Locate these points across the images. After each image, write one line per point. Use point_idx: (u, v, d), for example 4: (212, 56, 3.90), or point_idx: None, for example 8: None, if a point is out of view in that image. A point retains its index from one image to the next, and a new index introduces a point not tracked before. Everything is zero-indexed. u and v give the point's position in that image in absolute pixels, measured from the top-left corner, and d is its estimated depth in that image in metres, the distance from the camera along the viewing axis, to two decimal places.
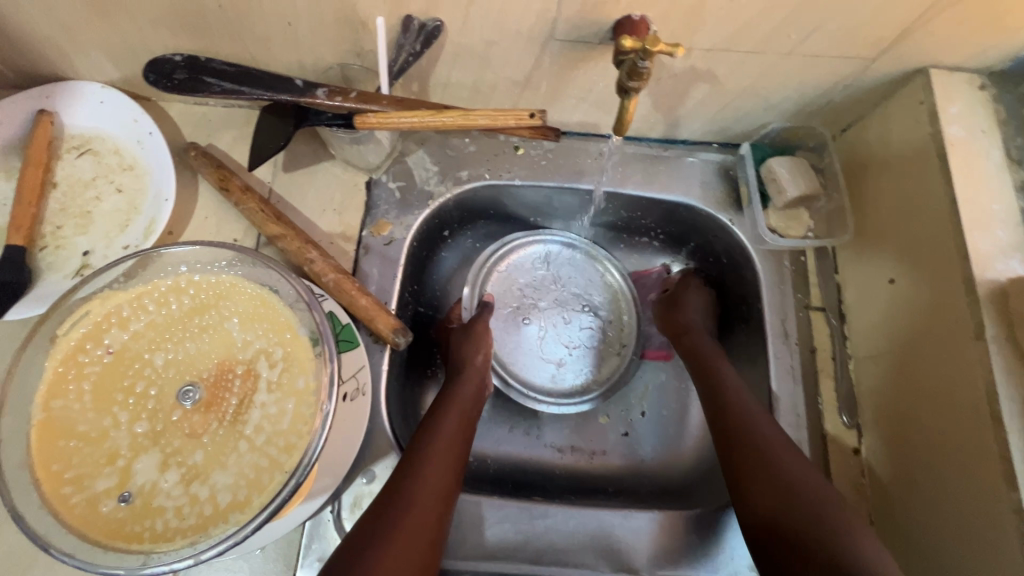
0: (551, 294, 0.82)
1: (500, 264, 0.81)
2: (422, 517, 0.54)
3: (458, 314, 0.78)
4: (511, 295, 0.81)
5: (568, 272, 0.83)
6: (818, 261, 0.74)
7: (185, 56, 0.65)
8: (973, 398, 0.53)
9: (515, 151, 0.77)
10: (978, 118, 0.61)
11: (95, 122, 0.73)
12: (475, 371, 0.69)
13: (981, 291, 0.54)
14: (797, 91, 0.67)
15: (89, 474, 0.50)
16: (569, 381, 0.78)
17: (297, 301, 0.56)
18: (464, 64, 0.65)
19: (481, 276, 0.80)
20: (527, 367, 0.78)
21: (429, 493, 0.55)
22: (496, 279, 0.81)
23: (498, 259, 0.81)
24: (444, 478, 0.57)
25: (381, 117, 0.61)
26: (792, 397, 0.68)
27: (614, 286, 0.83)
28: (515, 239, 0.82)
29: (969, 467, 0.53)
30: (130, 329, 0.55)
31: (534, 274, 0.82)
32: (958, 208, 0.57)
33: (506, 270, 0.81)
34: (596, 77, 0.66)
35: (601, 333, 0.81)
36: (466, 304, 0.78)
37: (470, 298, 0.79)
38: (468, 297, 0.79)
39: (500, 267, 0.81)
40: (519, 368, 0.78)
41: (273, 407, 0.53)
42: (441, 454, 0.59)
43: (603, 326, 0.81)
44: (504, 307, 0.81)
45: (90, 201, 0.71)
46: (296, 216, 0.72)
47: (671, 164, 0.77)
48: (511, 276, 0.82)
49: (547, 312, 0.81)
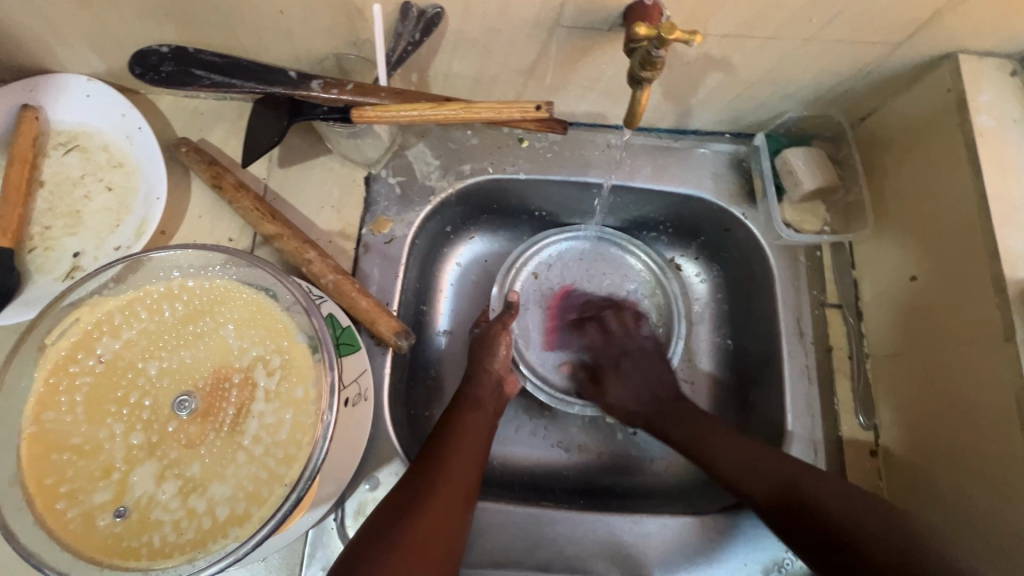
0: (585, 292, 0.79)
1: (529, 262, 0.79)
2: (442, 525, 0.53)
3: (486, 315, 0.75)
4: (544, 294, 0.79)
5: (602, 268, 0.80)
6: (835, 256, 0.71)
7: (172, 47, 0.62)
8: (1001, 403, 0.51)
9: (519, 143, 0.74)
10: (1008, 107, 0.58)
11: (82, 117, 0.70)
12: (497, 374, 0.68)
13: (1011, 291, 0.52)
14: (815, 79, 0.63)
15: (83, 488, 0.48)
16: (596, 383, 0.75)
17: (293, 306, 0.53)
18: (466, 53, 0.62)
19: (510, 277, 0.77)
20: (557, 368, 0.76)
21: (451, 498, 0.55)
22: (528, 279, 0.79)
23: (528, 258, 0.78)
24: (465, 484, 0.57)
25: (380, 110, 0.58)
26: (807, 397, 0.66)
27: (649, 282, 0.79)
28: (546, 236, 0.79)
29: (995, 475, 0.51)
30: (122, 337, 0.53)
31: (565, 271, 0.80)
32: (988, 203, 0.55)
33: (541, 265, 0.79)
34: (605, 65, 0.63)
35: None
36: (494, 304, 0.76)
37: (499, 298, 0.76)
38: (496, 297, 0.76)
39: (535, 261, 0.79)
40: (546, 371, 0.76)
41: (270, 416, 0.50)
42: (461, 459, 0.58)
43: None
44: (536, 307, 0.78)
45: (80, 200, 0.69)
46: (293, 214, 0.70)
47: (681, 156, 0.74)
48: (544, 274, 0.79)
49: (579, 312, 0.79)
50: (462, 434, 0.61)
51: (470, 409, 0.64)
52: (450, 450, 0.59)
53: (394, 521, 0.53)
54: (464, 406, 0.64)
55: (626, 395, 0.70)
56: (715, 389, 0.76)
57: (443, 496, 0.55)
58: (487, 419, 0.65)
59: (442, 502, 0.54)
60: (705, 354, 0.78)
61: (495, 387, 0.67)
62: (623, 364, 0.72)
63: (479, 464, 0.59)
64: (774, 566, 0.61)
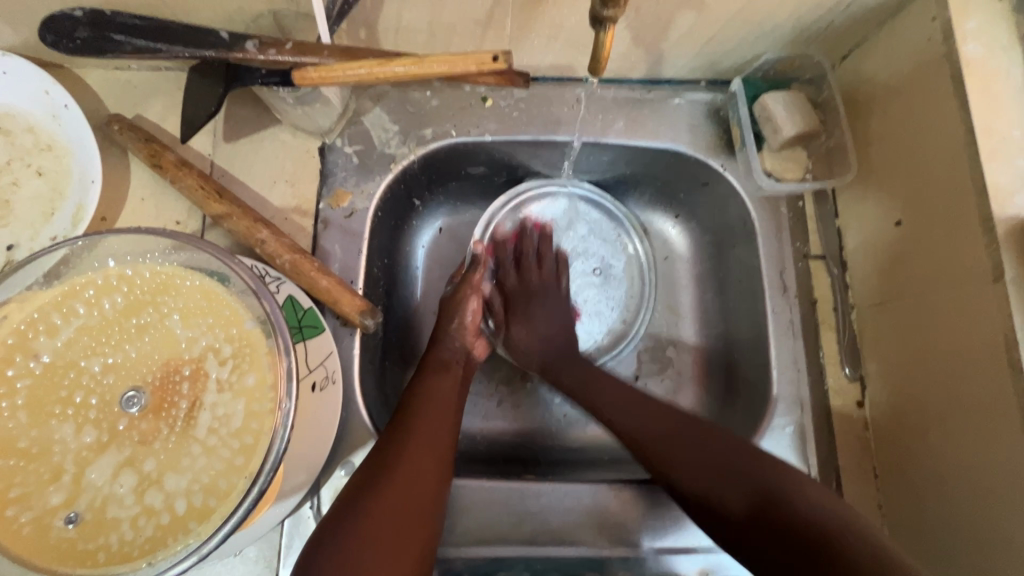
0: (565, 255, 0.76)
1: (506, 220, 0.75)
2: (412, 508, 0.50)
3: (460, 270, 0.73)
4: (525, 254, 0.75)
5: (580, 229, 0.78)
6: (817, 206, 0.69)
7: (87, 10, 0.55)
8: (989, 347, 0.49)
9: (483, 102, 0.69)
10: (999, 33, 0.54)
11: (1, 97, 0.64)
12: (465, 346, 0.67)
13: (1000, 230, 0.49)
14: (794, 14, 0.59)
15: (35, 492, 0.45)
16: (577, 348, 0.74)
17: (243, 290, 0.50)
18: (414, 4, 0.57)
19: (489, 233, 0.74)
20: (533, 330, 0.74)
21: (418, 479, 0.52)
22: (507, 237, 0.76)
23: (506, 216, 0.75)
24: (432, 472, 0.53)
25: (323, 71, 0.53)
26: (792, 352, 0.64)
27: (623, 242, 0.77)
28: (527, 188, 0.75)
29: (985, 420, 0.50)
30: (61, 335, 0.48)
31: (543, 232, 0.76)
32: (976, 137, 0.51)
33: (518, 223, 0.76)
34: (568, 9, 0.58)
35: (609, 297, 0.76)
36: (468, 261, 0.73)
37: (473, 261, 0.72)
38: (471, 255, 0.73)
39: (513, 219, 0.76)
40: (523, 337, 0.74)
41: (222, 408, 0.47)
42: (431, 435, 0.55)
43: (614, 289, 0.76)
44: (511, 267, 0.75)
45: (8, 187, 0.63)
46: (244, 191, 0.65)
47: (655, 107, 0.70)
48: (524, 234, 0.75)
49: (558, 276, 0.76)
50: (428, 411, 0.57)
51: (438, 385, 0.61)
52: (420, 429, 0.55)
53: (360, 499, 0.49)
54: (432, 386, 0.60)
55: (532, 341, 0.69)
56: (699, 347, 0.75)
57: (410, 474, 0.52)
58: (452, 392, 0.61)
59: (412, 483, 0.51)
60: (690, 313, 0.76)
61: (460, 357, 0.65)
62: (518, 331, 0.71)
63: (447, 450, 0.56)
64: None
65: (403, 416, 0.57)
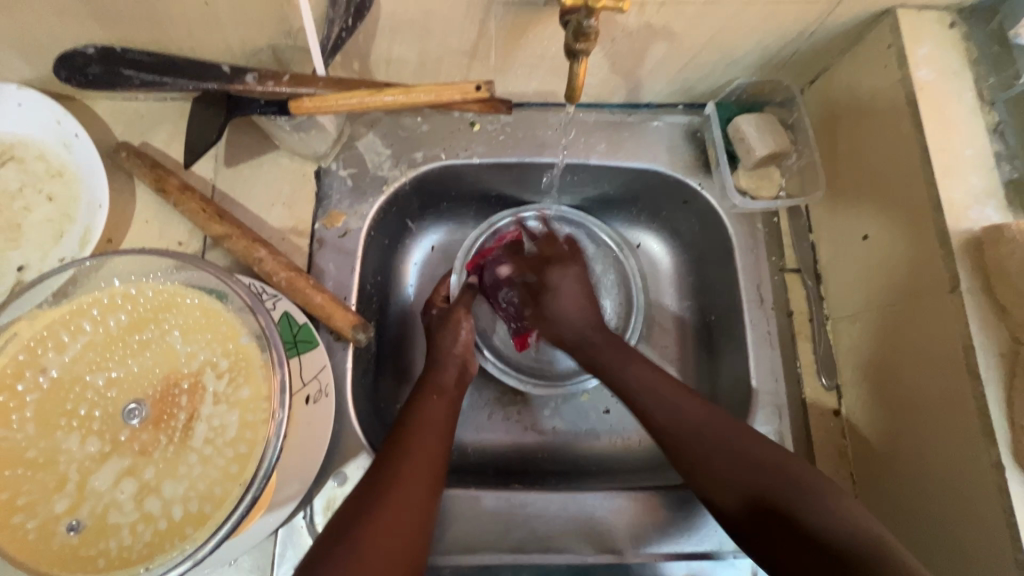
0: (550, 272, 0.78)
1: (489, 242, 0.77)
2: (407, 526, 0.51)
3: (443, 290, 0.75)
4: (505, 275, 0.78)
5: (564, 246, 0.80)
6: (792, 221, 0.72)
7: (99, 48, 0.60)
8: (950, 354, 0.52)
9: (471, 127, 0.73)
10: (949, 60, 0.57)
11: (16, 128, 0.68)
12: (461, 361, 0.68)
13: (955, 243, 0.52)
14: (761, 43, 0.63)
15: (41, 500, 0.47)
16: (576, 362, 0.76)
17: (240, 306, 0.52)
18: (404, 38, 0.61)
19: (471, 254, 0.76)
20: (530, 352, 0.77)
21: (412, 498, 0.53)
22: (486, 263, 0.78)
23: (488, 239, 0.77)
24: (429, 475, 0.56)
25: (318, 101, 0.57)
26: (770, 362, 0.66)
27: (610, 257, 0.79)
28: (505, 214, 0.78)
29: (949, 423, 0.52)
30: (69, 351, 0.51)
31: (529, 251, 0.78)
32: (930, 156, 0.55)
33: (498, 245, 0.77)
34: (547, 41, 0.62)
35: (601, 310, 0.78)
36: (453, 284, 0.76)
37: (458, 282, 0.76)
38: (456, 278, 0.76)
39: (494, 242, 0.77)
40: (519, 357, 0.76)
41: (217, 419, 0.50)
42: (426, 454, 0.57)
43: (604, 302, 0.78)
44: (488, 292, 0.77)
45: (20, 212, 0.66)
46: (243, 213, 0.68)
47: (635, 130, 0.73)
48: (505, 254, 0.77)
49: None
50: (422, 430, 0.59)
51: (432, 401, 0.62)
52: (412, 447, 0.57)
53: (354, 515, 0.51)
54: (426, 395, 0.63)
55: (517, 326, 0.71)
56: (684, 362, 0.76)
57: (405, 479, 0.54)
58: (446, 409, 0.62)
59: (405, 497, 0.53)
60: (673, 326, 0.78)
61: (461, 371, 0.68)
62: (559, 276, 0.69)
63: (443, 452, 0.59)
64: None
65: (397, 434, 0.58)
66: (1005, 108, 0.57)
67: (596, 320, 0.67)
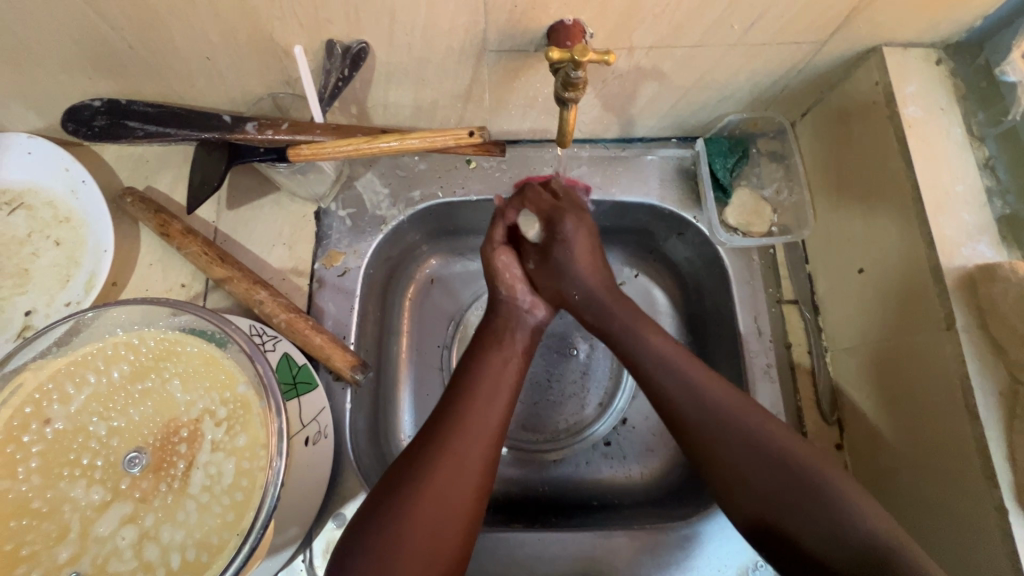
0: (549, 342, 0.79)
1: (475, 306, 0.82)
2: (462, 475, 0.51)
3: (444, 342, 0.80)
4: None
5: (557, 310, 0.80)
6: (788, 253, 0.72)
7: (105, 100, 0.62)
8: (949, 392, 0.52)
9: (468, 165, 0.74)
10: (935, 97, 0.58)
11: (26, 175, 0.70)
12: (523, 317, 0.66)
13: (948, 280, 0.53)
14: (751, 80, 0.64)
15: (45, 548, 0.48)
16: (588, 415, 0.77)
17: (237, 353, 0.53)
18: (400, 84, 0.62)
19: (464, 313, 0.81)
20: (550, 417, 0.77)
21: (443, 526, 0.49)
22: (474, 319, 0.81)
23: (473, 300, 0.82)
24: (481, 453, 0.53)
25: (315, 148, 0.58)
26: (771, 396, 0.66)
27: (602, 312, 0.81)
28: None
29: (948, 462, 0.52)
30: (73, 402, 0.52)
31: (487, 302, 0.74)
32: (921, 193, 0.55)
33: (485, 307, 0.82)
34: (539, 83, 0.63)
35: (600, 365, 0.79)
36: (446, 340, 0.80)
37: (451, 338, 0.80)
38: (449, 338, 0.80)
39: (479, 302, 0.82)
40: (540, 426, 0.76)
41: (214, 466, 0.50)
42: (467, 459, 0.52)
43: (601, 357, 0.79)
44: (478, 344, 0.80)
45: (28, 257, 0.68)
46: (244, 254, 0.70)
47: (629, 164, 0.74)
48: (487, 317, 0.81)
49: (547, 359, 0.78)
50: (457, 448, 0.52)
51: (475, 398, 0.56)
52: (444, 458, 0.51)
53: (366, 541, 0.48)
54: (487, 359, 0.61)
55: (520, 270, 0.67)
56: None
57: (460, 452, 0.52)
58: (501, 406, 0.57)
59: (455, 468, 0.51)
60: None
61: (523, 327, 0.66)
62: (570, 229, 0.65)
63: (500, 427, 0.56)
64: (750, 570, 0.61)
65: (438, 436, 0.53)
66: (994, 143, 0.58)
67: (606, 278, 0.65)
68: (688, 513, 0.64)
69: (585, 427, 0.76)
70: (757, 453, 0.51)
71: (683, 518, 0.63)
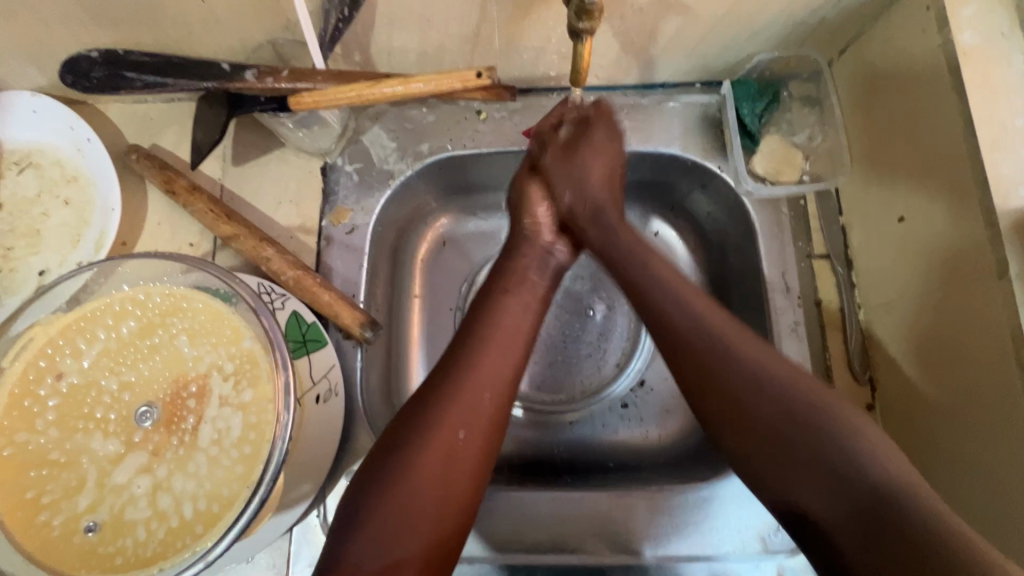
0: (564, 314, 0.76)
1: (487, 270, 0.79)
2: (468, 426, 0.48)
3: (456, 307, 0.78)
4: None
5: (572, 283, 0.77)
6: (820, 205, 0.67)
7: (102, 50, 0.60)
8: (998, 345, 0.48)
9: (478, 116, 0.71)
10: (996, 21, 0.52)
11: (32, 134, 0.69)
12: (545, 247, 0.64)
13: (1003, 224, 0.48)
14: (785, 11, 0.58)
15: (65, 497, 0.48)
16: (605, 380, 0.74)
17: (244, 308, 0.52)
18: (404, 26, 0.59)
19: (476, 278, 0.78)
20: (568, 383, 0.75)
21: (451, 477, 0.47)
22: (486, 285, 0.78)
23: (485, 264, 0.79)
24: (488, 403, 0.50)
25: (317, 95, 0.55)
26: (799, 355, 0.62)
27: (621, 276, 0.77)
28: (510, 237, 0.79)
29: (996, 420, 0.48)
30: (85, 357, 0.52)
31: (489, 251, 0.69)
32: (974, 129, 0.50)
33: None
34: (552, 21, 0.59)
35: (617, 331, 0.76)
36: (458, 304, 0.78)
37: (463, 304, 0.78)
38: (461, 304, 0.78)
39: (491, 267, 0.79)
40: (557, 392, 0.74)
41: (222, 420, 0.50)
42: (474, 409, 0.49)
43: (618, 324, 0.76)
44: None
45: (39, 217, 0.68)
46: (252, 212, 0.68)
47: (650, 112, 0.69)
48: None
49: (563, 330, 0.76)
50: (468, 398, 0.49)
51: (483, 345, 0.53)
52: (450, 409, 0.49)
53: (353, 516, 0.45)
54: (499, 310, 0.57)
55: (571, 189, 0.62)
56: None
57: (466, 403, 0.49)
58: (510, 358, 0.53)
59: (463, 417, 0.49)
60: None
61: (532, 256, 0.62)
62: (598, 138, 0.62)
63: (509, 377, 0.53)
64: (772, 531, 0.59)
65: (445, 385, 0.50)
66: None
67: (617, 197, 0.63)
68: (708, 473, 0.62)
69: (602, 391, 0.74)
70: (768, 402, 0.45)
71: (702, 479, 0.61)
